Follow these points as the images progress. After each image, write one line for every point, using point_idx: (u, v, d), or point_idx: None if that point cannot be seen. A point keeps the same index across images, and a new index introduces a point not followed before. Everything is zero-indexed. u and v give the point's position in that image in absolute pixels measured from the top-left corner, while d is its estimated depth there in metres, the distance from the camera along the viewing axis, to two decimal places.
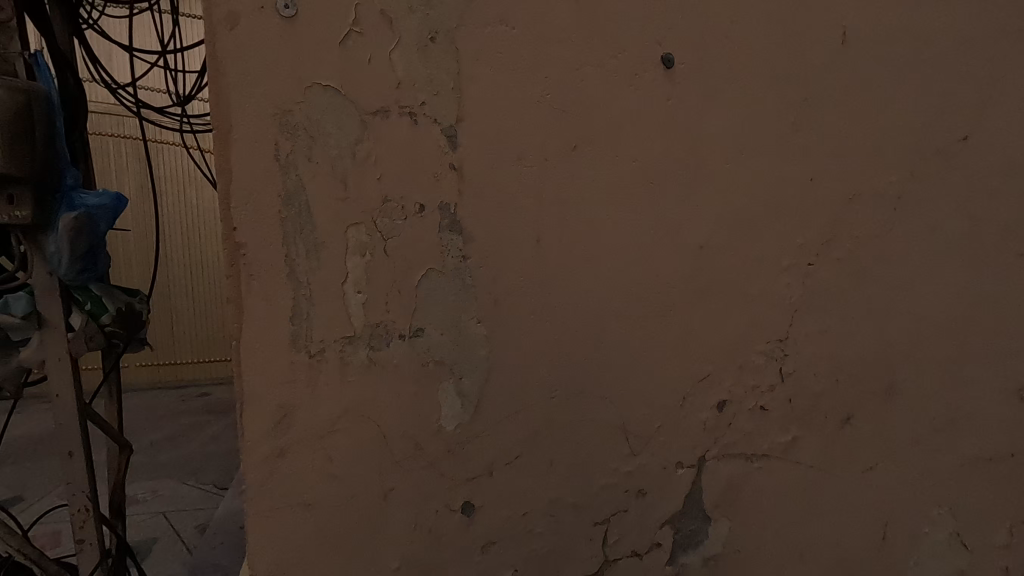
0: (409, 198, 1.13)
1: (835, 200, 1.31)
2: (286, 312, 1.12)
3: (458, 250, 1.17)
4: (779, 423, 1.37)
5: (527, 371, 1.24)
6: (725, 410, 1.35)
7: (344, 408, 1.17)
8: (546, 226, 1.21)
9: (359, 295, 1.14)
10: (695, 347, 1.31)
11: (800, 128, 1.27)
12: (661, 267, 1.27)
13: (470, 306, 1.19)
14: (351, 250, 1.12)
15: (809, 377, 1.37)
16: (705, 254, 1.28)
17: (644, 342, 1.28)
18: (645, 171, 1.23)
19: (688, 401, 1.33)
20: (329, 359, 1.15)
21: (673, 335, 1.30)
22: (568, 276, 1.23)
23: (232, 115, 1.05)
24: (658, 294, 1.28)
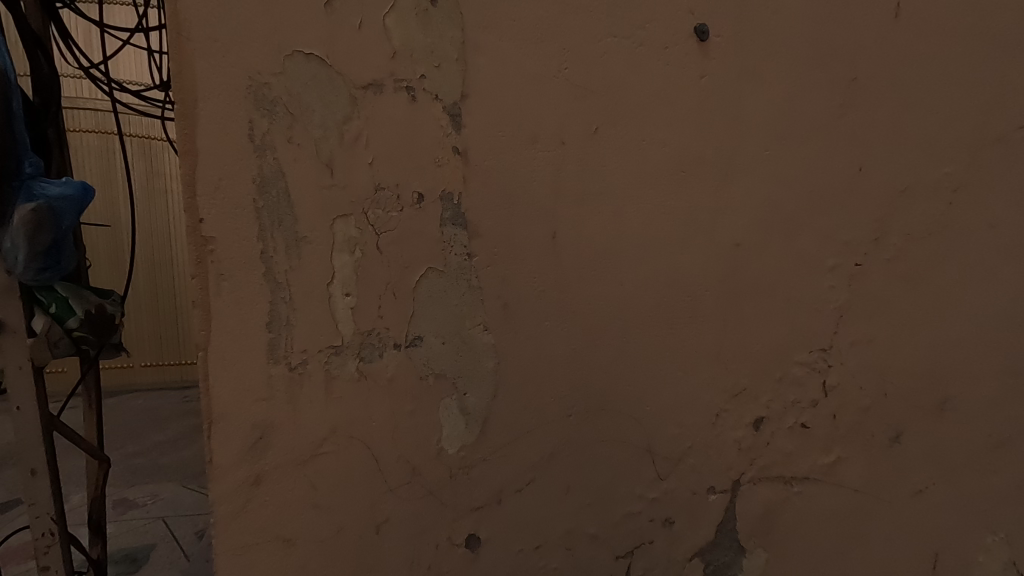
0: (405, 184, 0.95)
1: (884, 192, 1.16)
2: (261, 323, 0.93)
3: (462, 245, 0.99)
4: (822, 442, 1.22)
5: (534, 387, 1.06)
6: (759, 425, 1.18)
7: (329, 438, 0.97)
8: (561, 218, 1.03)
9: (348, 300, 0.95)
10: (731, 360, 1.15)
11: (848, 111, 1.12)
12: (696, 272, 1.11)
13: (475, 311, 1.01)
14: (338, 247, 0.94)
15: (855, 391, 1.21)
16: (731, 251, 1.13)
17: (674, 358, 1.12)
18: (676, 158, 1.07)
19: (722, 422, 1.17)
20: (313, 380, 0.96)
21: (707, 344, 1.14)
22: (591, 276, 1.06)
23: (198, 83, 0.85)
24: (695, 303, 1.12)
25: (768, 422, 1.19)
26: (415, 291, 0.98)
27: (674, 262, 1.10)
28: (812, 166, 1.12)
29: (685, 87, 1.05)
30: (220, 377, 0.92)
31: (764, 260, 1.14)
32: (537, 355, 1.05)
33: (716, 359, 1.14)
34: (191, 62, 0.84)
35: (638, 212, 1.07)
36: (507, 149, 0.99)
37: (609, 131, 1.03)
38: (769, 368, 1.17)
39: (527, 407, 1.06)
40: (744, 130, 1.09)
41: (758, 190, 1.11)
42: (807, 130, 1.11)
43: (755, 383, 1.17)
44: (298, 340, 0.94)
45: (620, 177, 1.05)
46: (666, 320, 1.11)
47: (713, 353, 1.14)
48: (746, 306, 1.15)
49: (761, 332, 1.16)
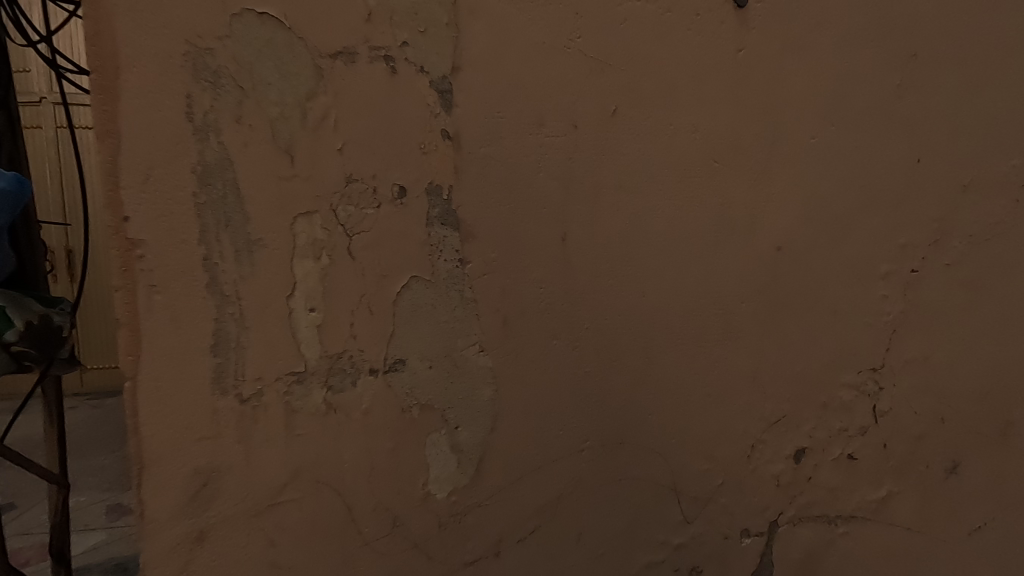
0: (368, 179, 1.08)
1: (897, 175, 1.43)
2: (209, 306, 1.00)
3: (454, 249, 1.15)
4: (870, 476, 1.55)
5: (517, 361, 1.21)
6: (707, 402, 1.39)
7: (290, 414, 1.07)
8: (529, 205, 1.19)
9: (309, 301, 1.06)
10: (674, 333, 1.34)
11: (902, 98, 1.40)
12: (661, 252, 1.30)
13: (472, 326, 1.18)
14: (304, 252, 1.05)
15: (904, 416, 1.54)
16: (753, 246, 1.37)
17: (614, 321, 1.28)
18: (703, 160, 1.31)
19: (663, 387, 1.34)
20: (264, 354, 1.04)
21: (642, 318, 1.30)
22: (621, 276, 1.27)
23: (123, 67, 0.93)
24: (627, 275, 1.28)
25: (786, 427, 1.47)
26: (378, 280, 1.10)
27: (638, 234, 1.28)
28: (731, 172, 1.33)
29: (686, 87, 1.28)
30: (156, 353, 0.99)
31: (812, 264, 1.42)
32: (519, 336, 1.21)
33: (658, 327, 1.32)
34: (138, 44, 0.93)
35: (610, 213, 1.25)
36: (481, 137, 1.14)
37: (588, 125, 1.22)
38: (690, 336, 1.35)
39: (507, 379, 1.21)
40: (703, 132, 1.30)
41: (735, 182, 1.34)
42: (773, 132, 1.35)
43: (692, 356, 1.36)
44: (254, 328, 1.03)
45: (585, 166, 1.23)
46: (616, 291, 1.27)
47: (656, 322, 1.32)
48: (792, 315, 1.43)
49: (814, 346, 1.46)
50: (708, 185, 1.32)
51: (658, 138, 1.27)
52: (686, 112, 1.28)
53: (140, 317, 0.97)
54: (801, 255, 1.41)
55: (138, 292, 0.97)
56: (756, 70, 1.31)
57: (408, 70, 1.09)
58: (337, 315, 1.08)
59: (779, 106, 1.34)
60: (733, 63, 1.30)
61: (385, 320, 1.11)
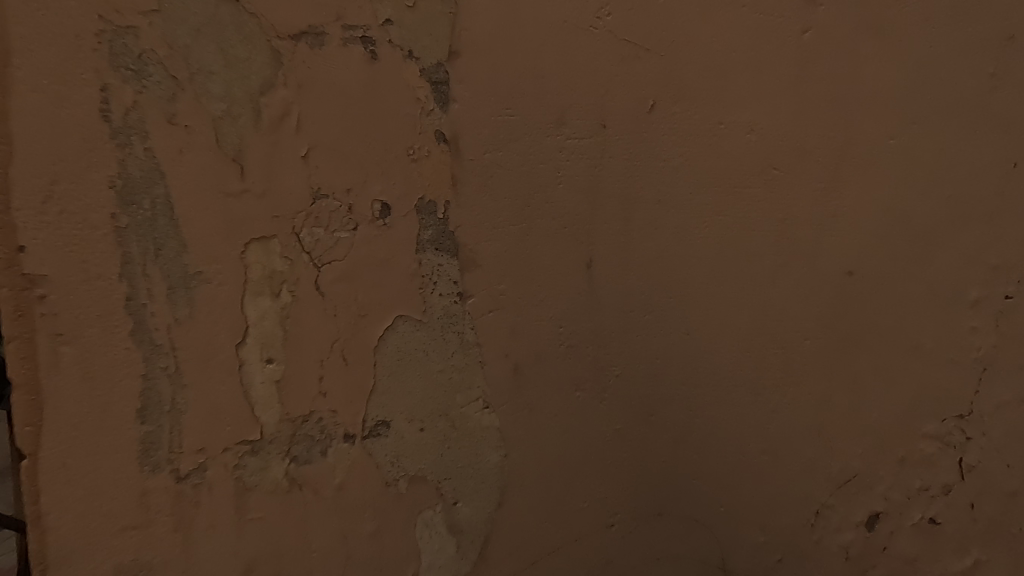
0: (340, 194, 0.85)
1: (987, 176, 1.05)
2: (135, 360, 0.78)
3: (450, 281, 0.92)
4: (957, 544, 1.15)
5: (530, 418, 0.98)
6: (764, 463, 1.13)
7: (243, 493, 0.84)
8: (546, 224, 0.95)
9: (264, 351, 0.84)
10: (723, 379, 1.09)
11: (1000, 80, 1.02)
12: (707, 282, 1.06)
13: (474, 376, 0.94)
14: (257, 288, 0.82)
15: (1001, 473, 1.12)
16: (819, 272, 1.10)
17: (650, 366, 1.05)
18: (756, 168, 1.06)
19: (707, 445, 1.10)
20: (208, 420, 0.82)
21: (684, 362, 1.06)
22: (658, 309, 1.03)
23: None
24: (666, 310, 1.04)
25: (854, 488, 1.18)
26: (354, 321, 0.87)
27: (680, 259, 1.04)
28: (795, 181, 1.08)
29: (740, 77, 1.03)
30: (63, 422, 0.75)
31: (889, 294, 1.11)
32: (533, 388, 0.98)
33: (704, 372, 1.07)
34: (23, 14, 0.69)
35: (645, 234, 1.02)
36: (484, 140, 0.91)
37: (617, 125, 0.98)
38: (743, 382, 1.10)
39: (518, 440, 0.98)
40: (759, 133, 1.05)
41: (800, 194, 1.08)
42: (841, 134, 1.07)
43: (745, 407, 1.11)
44: (194, 386, 0.81)
45: (614, 177, 0.99)
46: (653, 329, 1.03)
47: (702, 366, 1.07)
48: (860, 357, 1.13)
49: (887, 396, 1.14)
50: (765, 199, 1.07)
51: (704, 141, 1.03)
52: (739, 109, 1.04)
53: (42, 376, 0.74)
54: (875, 285, 1.10)
55: (38, 343, 0.73)
56: (823, 55, 1.04)
57: (393, 57, 0.86)
58: (303, 367, 0.85)
59: (848, 101, 1.06)
60: (794, 47, 1.03)
61: (365, 372, 0.89)
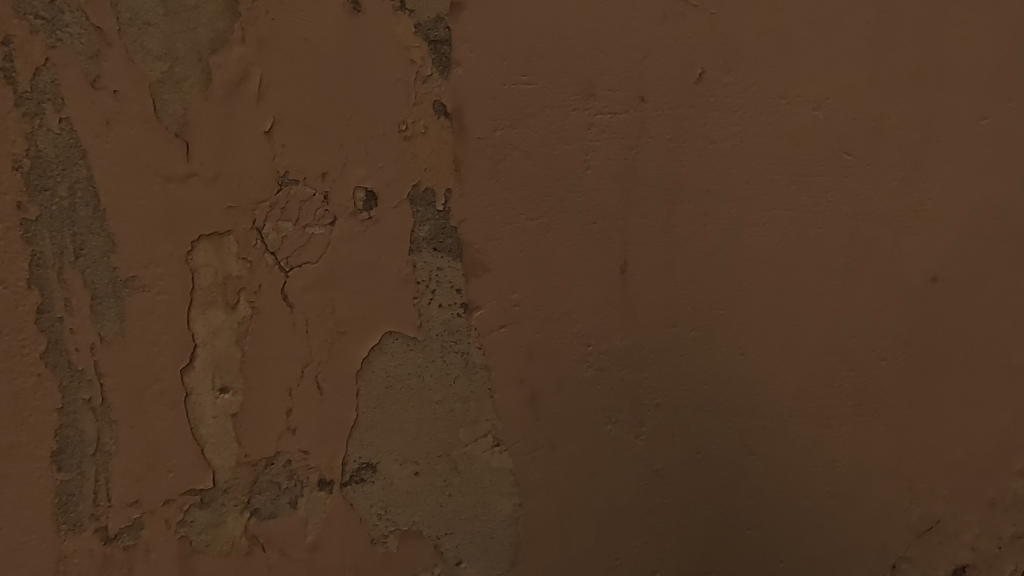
0: (313, 179, 0.67)
1: None
2: (49, 390, 0.61)
3: (452, 289, 0.74)
4: None
5: (550, 458, 0.80)
6: (831, 508, 0.94)
7: (190, 556, 0.67)
8: (570, 218, 0.77)
9: (217, 377, 0.66)
10: (781, 409, 0.90)
11: None
12: (764, 290, 0.87)
13: (482, 406, 0.77)
14: (207, 298, 0.65)
15: None
16: (898, 279, 0.91)
17: (697, 393, 0.85)
18: (824, 152, 0.87)
19: (763, 484, 0.90)
20: (143, 466, 0.65)
21: (737, 388, 0.87)
22: (705, 324, 0.84)
23: None
24: (714, 325, 0.85)
25: (937, 537, 0.97)
26: (331, 340, 0.70)
27: (732, 261, 0.85)
28: (869, 169, 0.89)
29: (806, 41, 0.84)
30: None
31: (983, 305, 0.92)
32: (554, 420, 0.79)
33: (760, 401, 0.88)
34: None
35: (691, 231, 0.83)
36: (494, 113, 0.73)
37: (659, 98, 0.80)
38: (807, 411, 0.91)
39: (535, 485, 0.80)
40: (828, 110, 0.86)
41: (877, 184, 0.89)
42: (928, 111, 0.88)
43: (809, 442, 0.92)
44: (126, 423, 0.64)
45: (655, 162, 0.80)
46: (700, 348, 0.84)
47: (758, 393, 0.88)
48: (946, 381, 0.93)
49: (979, 428, 0.94)
50: (834, 190, 0.88)
51: (762, 119, 0.84)
52: (804, 80, 0.85)
53: None
54: (965, 294, 0.91)
55: None
56: (907, 16, 0.85)
57: (380, 9, 0.68)
58: (267, 397, 0.68)
59: (936, 72, 0.87)
60: (872, 6, 0.85)
61: (344, 403, 0.71)
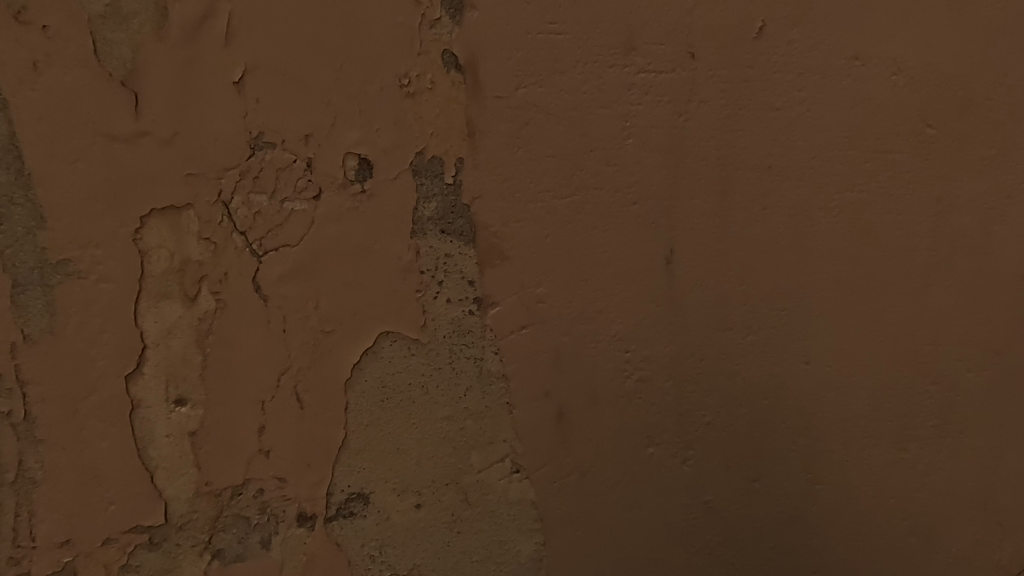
0: (294, 142, 0.55)
1: None
2: None
3: (463, 281, 0.61)
4: None
5: (579, 488, 0.66)
6: (910, 548, 0.79)
7: None
8: (606, 197, 0.64)
9: (173, 387, 0.54)
10: (851, 430, 0.75)
11: None
12: (832, 288, 0.73)
13: (499, 424, 0.63)
14: (160, 287, 0.53)
15: None
16: (994, 277, 0.76)
17: (754, 411, 0.71)
18: (900, 124, 0.73)
19: (829, 518, 0.75)
20: (77, 496, 0.52)
21: (798, 406, 0.72)
22: (764, 327, 0.70)
23: None
24: (773, 330, 0.71)
25: None
26: (315, 342, 0.57)
27: (793, 253, 0.71)
28: (962, 144, 0.74)
29: None
30: None
31: None
32: (585, 442, 0.66)
33: (826, 420, 0.74)
34: None
35: (747, 216, 0.69)
36: (516, 69, 0.60)
37: (711, 54, 0.66)
38: (882, 433, 0.76)
39: (559, 520, 0.66)
40: (910, 74, 0.72)
41: (970, 163, 0.74)
42: None
43: (884, 470, 0.77)
44: (56, 442, 0.51)
45: (706, 132, 0.67)
46: (756, 358, 0.70)
47: (824, 411, 0.73)
48: None
49: None
50: (915, 170, 0.74)
51: (829, 84, 0.70)
52: (884, 36, 0.71)
53: None
54: None
55: None
56: None
57: None
58: (234, 412, 0.55)
59: None
60: None
61: (331, 420, 0.58)
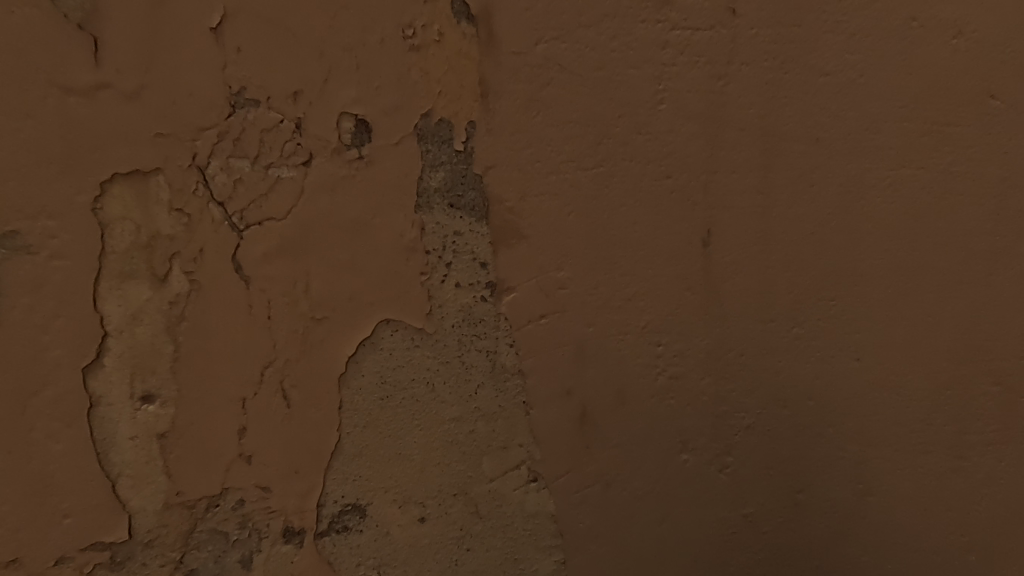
0: (281, 100, 0.47)
1: None
2: None
3: (475, 263, 0.53)
4: None
5: (603, 498, 0.59)
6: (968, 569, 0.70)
7: None
8: (636, 169, 0.56)
9: (139, 382, 0.46)
10: (909, 437, 0.66)
11: None
12: (886, 277, 0.64)
13: (514, 427, 0.56)
14: (124, 266, 0.45)
15: None
16: None
17: (799, 413, 0.63)
18: (965, 94, 0.62)
19: (881, 535, 0.67)
20: (26, 509, 0.45)
21: (848, 408, 0.64)
22: (812, 319, 0.63)
23: None
24: (820, 323, 0.63)
25: None
26: (304, 331, 0.49)
27: (845, 237, 0.63)
28: None
29: None
30: None
31: None
32: (610, 447, 0.58)
33: (881, 425, 0.65)
34: None
35: (793, 194, 0.61)
36: (535, 20, 0.52)
37: (754, 10, 0.58)
38: (946, 442, 0.67)
39: (581, 535, 0.59)
40: (980, 36, 0.61)
41: None
42: None
43: (946, 484, 0.68)
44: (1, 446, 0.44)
45: (749, 98, 0.59)
46: (801, 354, 0.62)
47: (877, 414, 0.65)
48: None
49: None
50: (987, 146, 0.63)
51: (886, 45, 0.61)
52: None
53: None
54: None
55: None
56: None
57: None
58: (211, 411, 0.48)
59: None
60: None
61: (323, 421, 0.51)
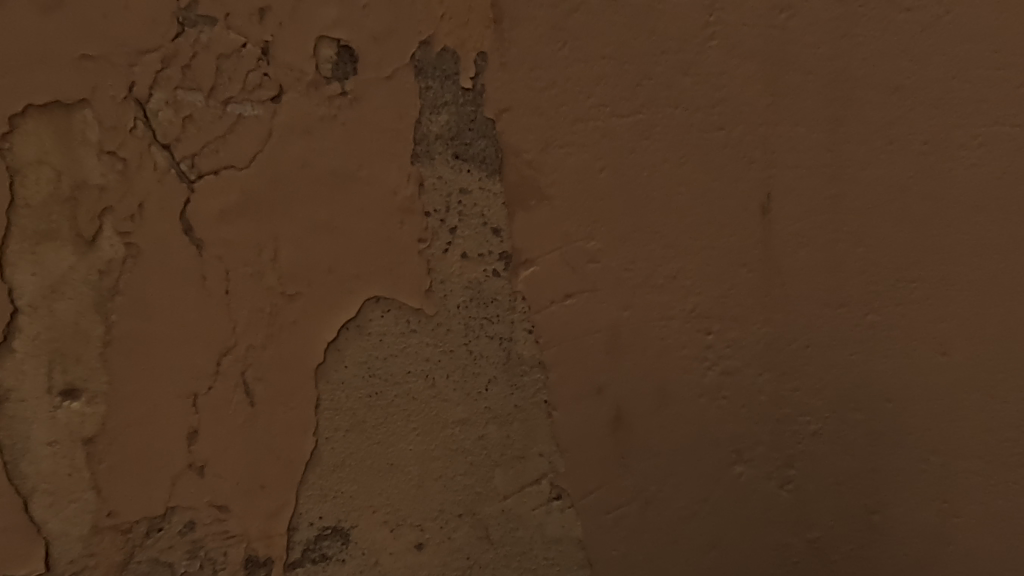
0: (242, 18, 0.38)
1: None
2: None
3: (485, 230, 0.43)
4: None
5: (641, 519, 0.49)
6: None
7: None
8: (683, 118, 0.46)
9: (59, 372, 0.37)
10: None
11: None
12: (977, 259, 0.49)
13: (533, 433, 0.46)
14: (39, 224, 0.36)
15: None
16: None
17: (876, 421, 0.51)
18: None
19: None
20: None
21: (936, 419, 0.51)
22: (889, 307, 0.50)
23: None
24: (907, 313, 0.50)
25: None
26: (271, 311, 0.40)
27: (944, 209, 0.48)
28: None
29: None
30: None
31: None
32: (649, 457, 0.48)
33: (996, 444, 0.51)
34: None
35: (868, 152, 0.48)
36: None
37: None
38: None
39: (613, 563, 0.49)
40: None
41: None
42: None
43: None
44: None
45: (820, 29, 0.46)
46: (876, 350, 0.50)
47: (983, 431, 0.51)
48: None
49: None
50: None
51: None
52: None
53: None
54: None
55: None
56: None
57: None
58: (154, 410, 0.38)
59: None
60: None
61: (296, 424, 0.41)
